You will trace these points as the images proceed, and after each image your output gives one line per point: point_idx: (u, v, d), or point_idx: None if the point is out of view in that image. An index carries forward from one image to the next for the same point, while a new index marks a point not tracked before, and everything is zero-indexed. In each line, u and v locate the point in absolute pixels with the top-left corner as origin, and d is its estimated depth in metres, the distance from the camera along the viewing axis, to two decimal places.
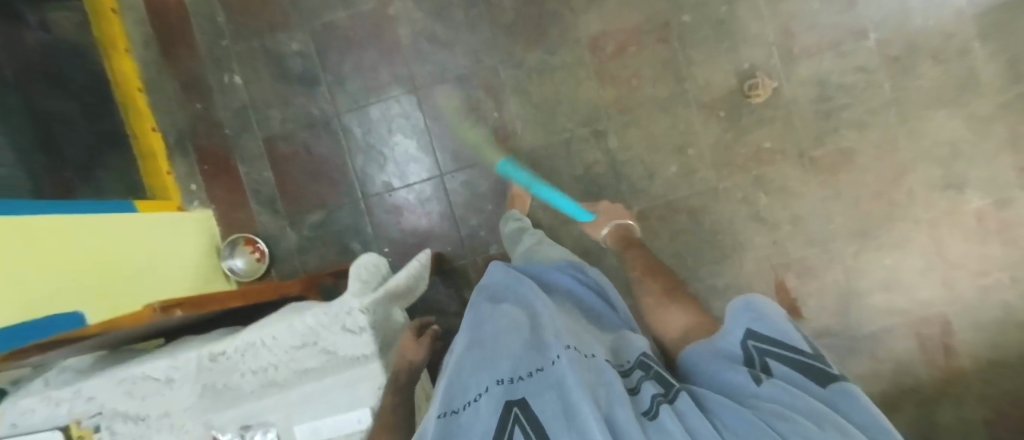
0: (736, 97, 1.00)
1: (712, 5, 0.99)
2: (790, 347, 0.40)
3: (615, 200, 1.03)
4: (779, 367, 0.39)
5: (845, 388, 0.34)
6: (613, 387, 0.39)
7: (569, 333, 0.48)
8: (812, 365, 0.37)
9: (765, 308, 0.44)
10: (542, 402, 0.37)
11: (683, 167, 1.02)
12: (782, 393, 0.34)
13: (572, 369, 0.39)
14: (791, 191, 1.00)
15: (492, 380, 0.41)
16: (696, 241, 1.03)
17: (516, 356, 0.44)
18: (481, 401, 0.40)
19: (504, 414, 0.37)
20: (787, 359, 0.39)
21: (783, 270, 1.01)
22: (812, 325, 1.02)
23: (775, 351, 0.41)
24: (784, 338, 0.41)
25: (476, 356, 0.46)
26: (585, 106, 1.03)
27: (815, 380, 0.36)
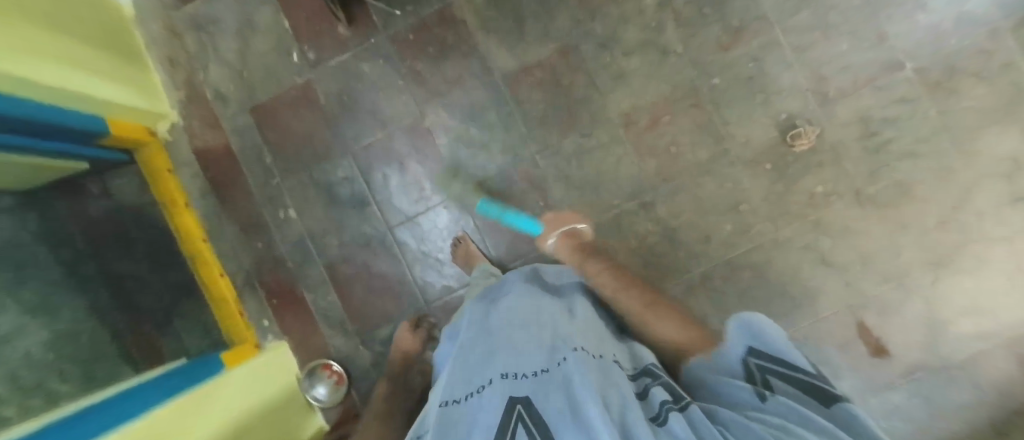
0: (780, 148, 0.97)
1: (739, 63, 0.98)
2: (797, 369, 0.45)
3: (674, 267, 1.02)
4: (785, 388, 0.45)
5: (840, 408, 0.39)
6: (618, 390, 0.43)
7: (576, 342, 0.53)
8: (816, 385, 0.43)
9: (770, 330, 0.49)
10: (542, 396, 0.42)
11: (739, 224, 0.99)
12: (787, 408, 0.40)
13: (577, 374, 0.44)
14: (857, 232, 0.96)
15: (499, 375, 0.48)
16: (766, 297, 0.99)
17: (523, 361, 0.50)
18: (488, 394, 0.45)
19: (510, 407, 0.41)
20: (792, 379, 0.45)
21: (860, 312, 0.97)
22: (900, 362, 0.97)
23: (776, 369, 0.47)
24: (783, 357, 0.47)
25: (490, 362, 0.53)
26: (628, 181, 1.03)
27: (816, 400, 0.41)
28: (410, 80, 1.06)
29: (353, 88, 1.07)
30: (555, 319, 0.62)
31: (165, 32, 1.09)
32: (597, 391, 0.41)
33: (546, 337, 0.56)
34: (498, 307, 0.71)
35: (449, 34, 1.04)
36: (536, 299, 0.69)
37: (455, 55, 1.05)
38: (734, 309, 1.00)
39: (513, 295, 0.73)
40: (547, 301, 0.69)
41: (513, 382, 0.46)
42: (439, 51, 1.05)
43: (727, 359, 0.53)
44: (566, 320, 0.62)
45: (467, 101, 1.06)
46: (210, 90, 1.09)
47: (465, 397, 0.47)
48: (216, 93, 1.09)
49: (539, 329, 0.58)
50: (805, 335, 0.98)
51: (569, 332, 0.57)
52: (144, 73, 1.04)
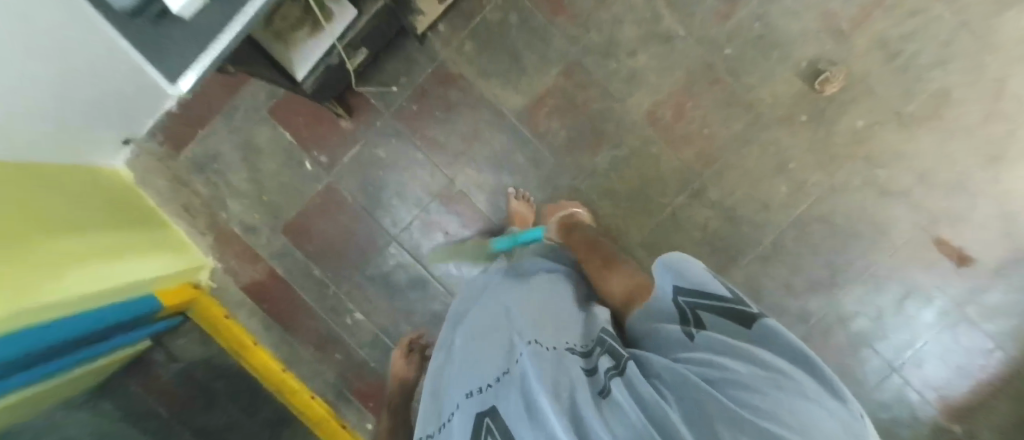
0: (809, 98, 0.96)
1: (745, 26, 0.96)
2: (718, 298, 0.37)
3: (744, 244, 1.01)
4: (714, 324, 0.36)
5: (767, 328, 0.31)
6: (571, 373, 0.34)
7: (534, 327, 0.44)
8: (736, 309, 0.35)
9: (690, 264, 0.41)
10: (506, 398, 0.34)
11: (792, 183, 0.99)
12: (714, 346, 0.32)
13: (536, 366, 0.35)
14: (910, 152, 0.96)
15: (463, 394, 0.39)
16: (840, 243, 0.99)
17: (482, 368, 0.41)
18: (458, 421, 0.37)
19: (475, 426, 0.34)
20: (720, 313, 0.36)
21: (935, 228, 0.98)
22: (986, 261, 0.98)
23: (703, 304, 0.39)
24: (708, 288, 0.39)
25: (456, 374, 0.44)
26: (672, 176, 1.01)
27: (739, 326, 0.34)
28: (428, 149, 1.04)
29: (375, 176, 1.05)
30: (516, 304, 0.51)
31: (170, 183, 1.06)
32: (556, 381, 0.32)
33: (506, 330, 0.46)
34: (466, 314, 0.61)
35: (451, 92, 1.02)
36: (501, 290, 0.59)
37: (464, 110, 1.03)
38: (814, 263, 1.00)
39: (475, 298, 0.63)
40: (510, 287, 0.59)
41: (477, 395, 0.37)
42: (447, 112, 1.03)
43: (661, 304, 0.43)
44: (521, 301, 0.52)
45: (490, 152, 1.04)
46: (237, 225, 1.07)
47: (441, 426, 0.40)
48: (245, 226, 1.07)
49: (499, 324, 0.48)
50: (888, 267, 0.99)
51: (532, 317, 0.47)
52: (168, 233, 1.04)
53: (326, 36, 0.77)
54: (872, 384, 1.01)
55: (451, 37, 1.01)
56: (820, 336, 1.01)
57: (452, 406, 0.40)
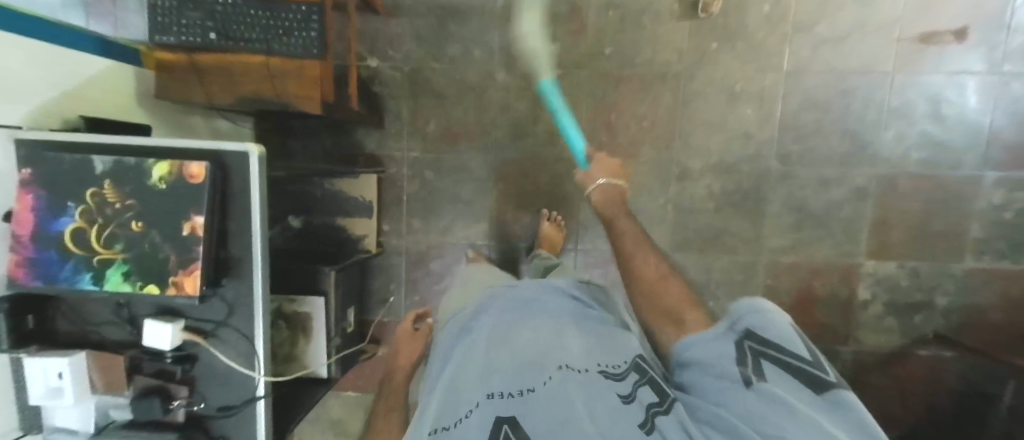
0: (703, 26, 0.91)
1: (601, 20, 0.93)
2: (791, 356, 0.31)
3: (757, 179, 0.96)
4: (773, 372, 0.30)
5: (845, 404, 0.27)
6: (604, 404, 0.31)
7: (569, 349, 0.39)
8: (806, 371, 0.30)
9: (771, 315, 0.35)
10: (540, 414, 0.30)
11: (753, 100, 0.93)
12: (775, 400, 0.27)
13: (574, 397, 0.31)
14: None
15: (484, 393, 0.33)
16: (839, 111, 0.92)
17: (508, 373, 0.36)
18: (478, 419, 0.31)
19: (495, 429, 0.29)
20: (785, 365, 0.31)
21: (913, 29, 0.88)
22: (989, 14, 0.86)
23: (774, 352, 0.32)
24: (788, 341, 0.33)
25: (474, 374, 0.37)
26: (651, 178, 0.98)
27: (804, 385, 0.29)
28: None
29: None
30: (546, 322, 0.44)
31: None
32: (592, 418, 0.29)
33: (532, 342, 0.40)
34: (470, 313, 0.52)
35: (432, 264, 1.06)
36: (528, 302, 0.49)
37: (452, 268, 1.05)
38: (833, 145, 0.93)
39: (484, 304, 0.52)
40: (537, 301, 0.50)
41: (504, 400, 0.32)
42: (442, 280, 1.06)
43: (711, 334, 0.37)
44: (540, 319, 0.45)
45: None
46: None
47: (454, 422, 0.32)
48: None
49: (515, 334, 0.41)
50: (900, 95, 0.90)
51: (557, 337, 0.41)
52: None
53: (318, 332, 0.85)
54: (969, 197, 0.92)
55: (398, 225, 1.05)
56: (893, 197, 0.93)
57: (470, 401, 0.33)
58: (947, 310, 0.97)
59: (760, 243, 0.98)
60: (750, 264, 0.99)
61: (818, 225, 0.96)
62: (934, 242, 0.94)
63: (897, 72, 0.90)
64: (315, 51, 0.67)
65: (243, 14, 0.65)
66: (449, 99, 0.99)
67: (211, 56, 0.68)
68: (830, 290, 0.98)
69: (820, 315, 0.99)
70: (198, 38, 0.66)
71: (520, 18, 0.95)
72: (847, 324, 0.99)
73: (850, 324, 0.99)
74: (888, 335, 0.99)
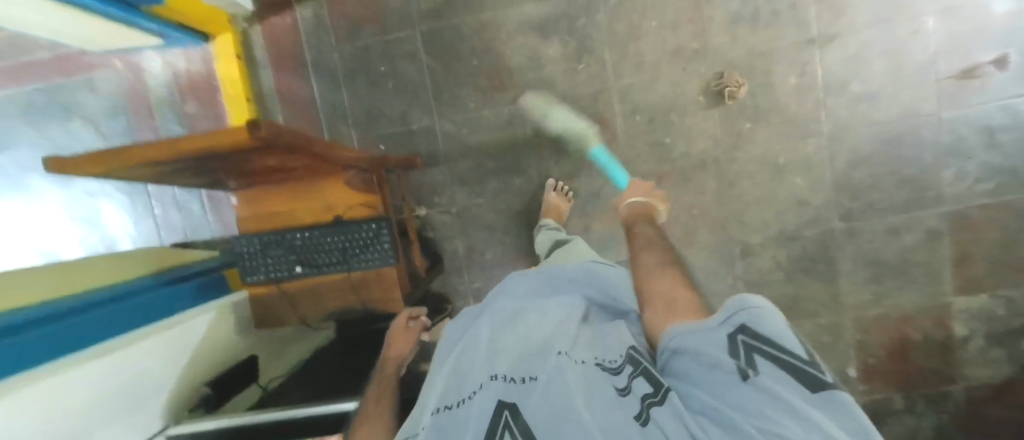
0: (732, 110, 0.92)
1: (630, 125, 0.95)
2: (785, 350, 0.28)
3: (821, 242, 0.95)
4: (765, 366, 0.27)
5: (843, 404, 0.24)
6: (600, 394, 0.30)
7: (570, 341, 0.40)
8: (803, 366, 0.27)
9: (765, 307, 0.31)
10: (537, 402, 0.30)
11: (798, 168, 0.93)
12: (775, 401, 0.25)
13: (572, 384, 0.31)
14: (856, 49, 0.89)
15: (487, 377, 0.35)
16: (891, 160, 0.91)
17: (510, 359, 0.37)
18: (481, 398, 0.32)
19: (493, 417, 0.29)
20: (777, 357, 0.28)
21: (948, 68, 0.87)
22: (1022, 38, 0.85)
23: (768, 345, 0.29)
24: (781, 334, 0.29)
25: (473, 362, 0.38)
26: (713, 262, 0.98)
27: (803, 385, 0.26)
28: None
29: None
30: (553, 311, 0.46)
31: None
32: (586, 407, 0.29)
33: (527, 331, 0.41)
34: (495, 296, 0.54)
35: None
36: (544, 288, 0.52)
37: None
38: (892, 195, 0.92)
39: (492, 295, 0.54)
40: (557, 292, 0.52)
41: (505, 386, 0.32)
42: None
43: (706, 326, 0.32)
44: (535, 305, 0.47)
45: None
46: None
47: (457, 401, 0.33)
48: None
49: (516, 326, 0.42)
50: (952, 133, 0.89)
51: (562, 328, 0.42)
52: None
53: None
54: None
55: None
56: (965, 232, 0.92)
57: (473, 385, 0.35)
58: None
59: (838, 301, 0.97)
60: (831, 323, 0.98)
61: (892, 273, 0.95)
62: (1021, 266, 0.92)
63: (943, 111, 0.88)
64: (392, 260, 0.70)
65: (320, 242, 0.71)
66: (499, 228, 1.02)
67: (300, 283, 0.73)
68: (924, 333, 0.96)
69: (918, 359, 0.97)
70: (286, 271, 0.72)
71: (551, 140, 0.98)
72: (952, 364, 0.96)
73: (952, 363, 0.96)
74: (997, 367, 0.95)
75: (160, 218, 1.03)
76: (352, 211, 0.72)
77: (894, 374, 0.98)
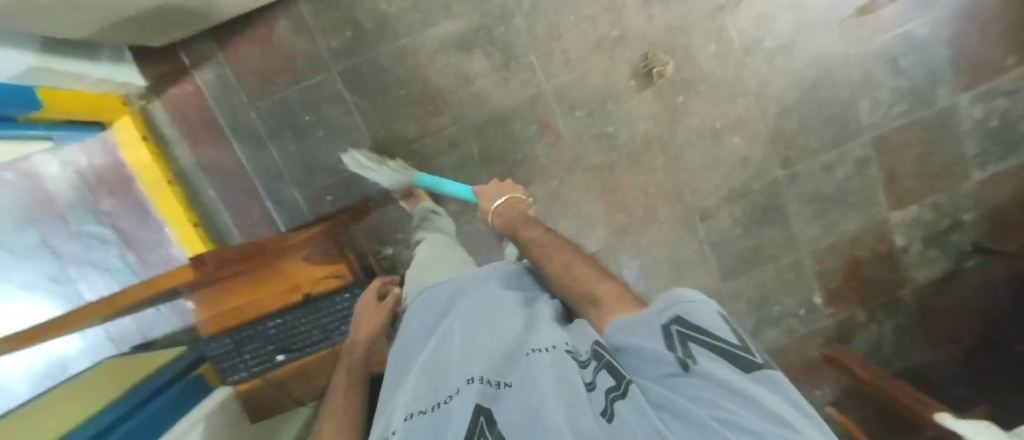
0: (664, 88, 0.95)
1: (572, 121, 0.96)
2: (717, 337, 0.31)
3: (769, 191, 1.01)
4: (705, 355, 0.30)
5: (770, 380, 0.27)
6: (572, 384, 0.30)
7: (535, 336, 0.39)
8: (736, 353, 0.30)
9: (696, 299, 0.34)
10: (512, 406, 0.29)
11: (735, 129, 0.97)
12: (716, 384, 0.27)
13: (543, 379, 0.30)
14: (765, 6, 0.92)
15: (464, 378, 0.33)
16: (815, 103, 0.97)
17: (486, 358, 0.36)
18: (457, 404, 0.30)
19: (470, 423, 0.28)
20: (717, 347, 0.30)
21: (849, 8, 0.93)
22: None
23: (703, 334, 0.31)
24: (710, 321, 0.32)
25: (446, 365, 0.38)
26: (678, 233, 1.02)
27: (736, 367, 0.28)
28: None
29: None
30: (514, 309, 0.46)
31: None
32: (558, 403, 0.27)
33: (495, 330, 0.42)
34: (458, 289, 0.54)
35: None
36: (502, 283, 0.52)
37: None
38: (821, 135, 0.99)
39: (449, 288, 0.55)
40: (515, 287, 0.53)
41: (484, 386, 0.32)
42: None
43: (647, 317, 0.36)
44: (498, 302, 0.48)
45: None
46: None
47: (428, 409, 0.32)
48: None
49: (486, 325, 0.43)
50: (862, 67, 0.95)
51: (526, 323, 0.43)
52: None
53: None
54: (954, 123, 0.99)
55: None
56: (888, 154, 1.00)
57: (446, 389, 0.34)
58: (974, 222, 1.04)
59: (793, 240, 1.04)
60: (791, 261, 1.05)
61: (834, 204, 1.03)
62: (939, 173, 1.01)
63: (851, 48, 0.94)
64: None
65: (298, 325, 0.69)
66: (469, 249, 1.02)
67: (282, 373, 0.70)
68: (869, 251, 1.06)
69: (869, 274, 1.07)
70: (269, 362, 0.70)
71: (499, 153, 0.97)
72: (897, 273, 1.07)
73: (897, 270, 1.07)
74: (934, 265, 1.07)
75: (110, 325, 0.96)
76: (320, 286, 0.70)
77: (851, 293, 1.08)
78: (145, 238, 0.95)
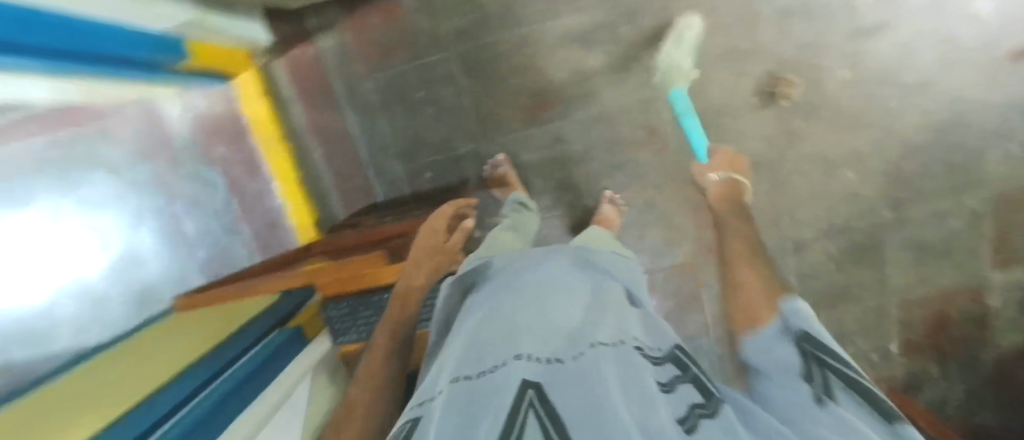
0: (783, 111, 0.91)
1: (680, 132, 0.94)
2: (846, 370, 0.34)
3: (869, 231, 0.98)
4: (839, 393, 0.32)
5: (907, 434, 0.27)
6: (635, 384, 0.32)
7: (597, 325, 0.41)
8: (868, 391, 0.31)
9: (810, 316, 0.39)
10: (565, 386, 0.31)
11: (849, 163, 0.94)
12: (843, 423, 0.28)
13: (609, 374, 0.32)
14: (911, 37, 0.86)
15: (511, 353, 0.36)
16: (941, 147, 0.92)
17: (543, 340, 0.38)
18: (508, 373, 0.33)
19: (519, 395, 0.30)
20: (845, 381, 0.33)
21: (1003, 51, 0.86)
22: None
23: (831, 361, 0.35)
24: (840, 357, 0.35)
25: (502, 337, 0.40)
26: (766, 260, 1.01)
27: (877, 416, 0.29)
28: None
29: None
30: (579, 299, 0.47)
31: None
32: (625, 398, 0.29)
33: (557, 316, 0.43)
34: (524, 265, 0.55)
35: None
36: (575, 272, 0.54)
37: None
38: (938, 181, 0.94)
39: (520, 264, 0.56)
40: (589, 273, 0.55)
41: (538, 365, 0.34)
42: None
43: (768, 334, 0.41)
44: (568, 289, 0.49)
45: None
46: None
47: (477, 372, 0.35)
48: None
49: (551, 308, 0.44)
50: (1002, 116, 0.89)
51: (595, 315, 0.44)
52: None
53: None
54: None
55: None
56: (1006, 211, 0.95)
57: (497, 358, 0.36)
58: None
59: (882, 283, 1.01)
60: (875, 303, 1.03)
61: (935, 254, 0.99)
62: None
63: (995, 94, 0.88)
64: None
65: None
66: None
67: None
68: (962, 307, 1.01)
69: (957, 330, 1.03)
70: None
71: (600, 154, 0.96)
72: (993, 336, 0.99)
73: (988, 331, 1.03)
74: None
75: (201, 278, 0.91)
76: None
77: (933, 345, 1.05)
78: (251, 188, 0.98)
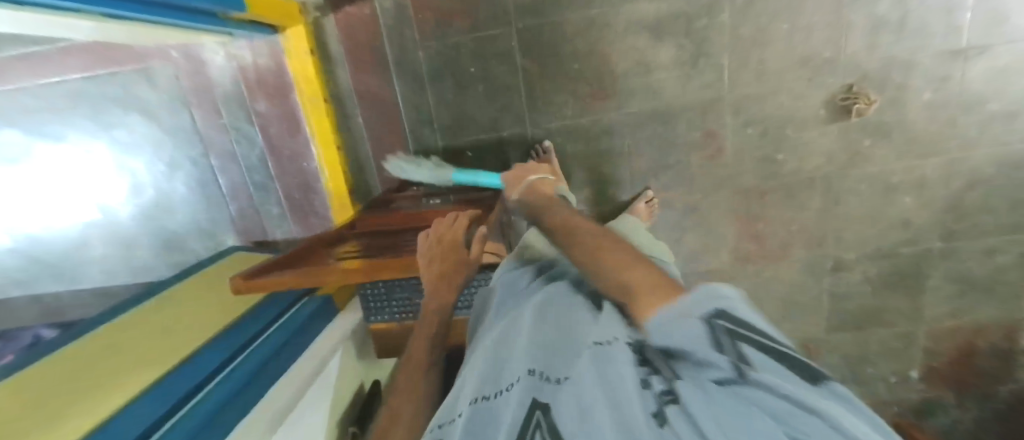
0: (853, 127, 0.87)
1: (740, 137, 0.90)
2: (761, 334, 0.25)
3: (916, 260, 0.95)
4: (757, 355, 0.23)
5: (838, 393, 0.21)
6: (623, 380, 0.26)
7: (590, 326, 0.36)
8: (787, 352, 0.24)
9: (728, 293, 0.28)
10: (570, 401, 0.27)
11: (909, 189, 0.90)
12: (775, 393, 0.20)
13: (596, 379, 0.28)
14: (1007, 64, 0.80)
15: (524, 369, 0.33)
16: (1008, 183, 0.88)
17: (547, 352, 0.35)
18: (515, 394, 0.30)
19: (526, 418, 0.27)
20: (766, 346, 0.24)
21: None
22: None
23: (752, 333, 0.25)
24: (750, 318, 0.26)
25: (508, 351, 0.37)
26: (804, 276, 0.99)
27: (800, 376, 0.22)
28: None
29: None
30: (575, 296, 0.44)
31: None
32: (615, 404, 0.24)
33: (560, 320, 0.39)
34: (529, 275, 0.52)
35: None
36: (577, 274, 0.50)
37: None
38: (998, 218, 0.91)
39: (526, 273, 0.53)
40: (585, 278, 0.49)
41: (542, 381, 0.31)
42: None
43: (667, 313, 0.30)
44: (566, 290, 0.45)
45: None
46: None
47: (494, 392, 0.33)
48: None
49: (551, 312, 0.41)
50: None
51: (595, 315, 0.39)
52: None
53: None
54: None
55: None
56: None
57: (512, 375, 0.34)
58: None
59: (917, 312, 1.00)
60: (905, 331, 1.02)
61: (978, 290, 0.97)
62: None
63: None
64: None
65: None
66: None
67: None
68: (991, 343, 1.01)
69: (980, 365, 1.03)
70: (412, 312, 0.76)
71: (652, 151, 0.92)
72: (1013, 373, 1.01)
73: (1010, 369, 1.03)
74: None
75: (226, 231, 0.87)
76: None
77: (951, 376, 1.05)
78: None
